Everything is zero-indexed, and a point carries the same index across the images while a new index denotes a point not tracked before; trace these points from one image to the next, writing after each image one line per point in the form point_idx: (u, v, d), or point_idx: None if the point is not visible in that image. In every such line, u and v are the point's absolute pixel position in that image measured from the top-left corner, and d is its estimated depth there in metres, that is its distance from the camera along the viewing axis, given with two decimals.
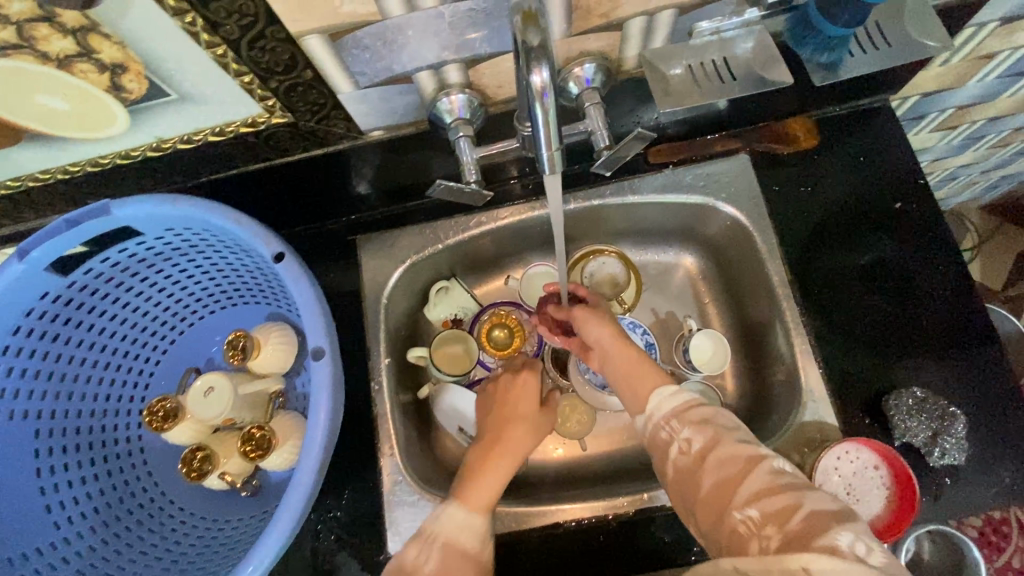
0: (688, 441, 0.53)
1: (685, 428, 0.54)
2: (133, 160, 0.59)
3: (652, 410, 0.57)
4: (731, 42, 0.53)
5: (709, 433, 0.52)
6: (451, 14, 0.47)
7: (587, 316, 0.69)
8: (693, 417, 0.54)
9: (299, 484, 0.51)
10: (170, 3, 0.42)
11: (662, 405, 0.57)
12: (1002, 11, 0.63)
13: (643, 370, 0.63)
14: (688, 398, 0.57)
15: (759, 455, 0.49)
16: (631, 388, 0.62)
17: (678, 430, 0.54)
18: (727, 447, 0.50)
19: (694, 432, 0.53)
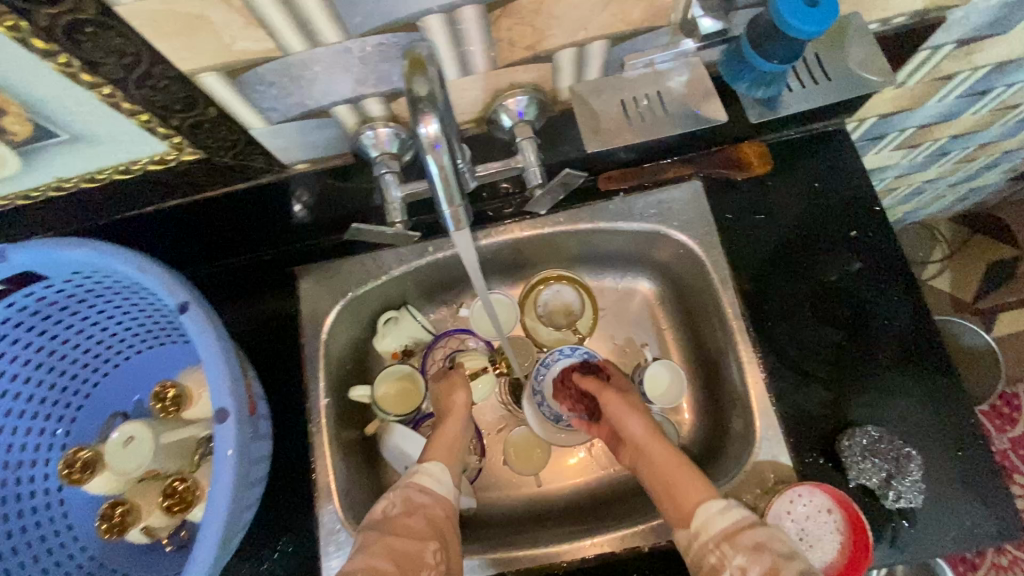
0: (742, 569, 0.51)
1: (738, 553, 0.52)
2: (34, 199, 0.55)
3: (697, 531, 0.56)
4: (666, 75, 0.51)
5: (768, 563, 0.50)
6: (359, 49, 0.44)
7: (621, 409, 0.69)
8: (749, 541, 0.52)
9: (198, 559, 0.47)
10: (37, 44, 0.38)
11: (710, 524, 0.55)
12: (957, 34, 0.60)
13: (680, 468, 0.62)
14: (743, 514, 0.55)
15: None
16: (674, 491, 0.60)
17: (730, 557, 0.52)
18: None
19: (747, 560, 0.51)
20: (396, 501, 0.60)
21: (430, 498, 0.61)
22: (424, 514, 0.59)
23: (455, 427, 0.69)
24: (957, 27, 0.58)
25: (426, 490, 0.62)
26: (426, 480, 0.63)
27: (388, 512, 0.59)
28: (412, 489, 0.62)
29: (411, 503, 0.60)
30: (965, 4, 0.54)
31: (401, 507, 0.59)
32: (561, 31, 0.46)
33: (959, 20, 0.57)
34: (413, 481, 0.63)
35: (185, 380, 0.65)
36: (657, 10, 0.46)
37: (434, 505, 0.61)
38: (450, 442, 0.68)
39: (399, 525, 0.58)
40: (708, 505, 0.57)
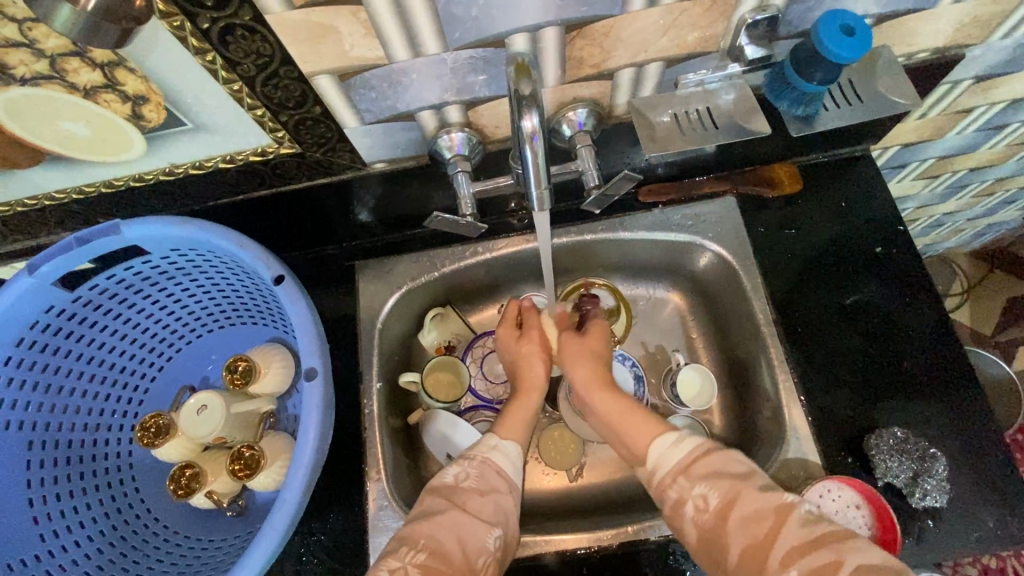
0: (704, 497, 0.52)
1: (698, 485, 0.53)
2: (146, 183, 0.61)
3: (653, 468, 0.57)
4: (715, 93, 0.58)
5: (727, 488, 0.52)
6: (452, 60, 0.51)
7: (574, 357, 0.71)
8: (704, 469, 0.54)
9: (284, 503, 0.53)
10: (192, 43, 0.45)
11: (665, 459, 0.56)
12: (974, 71, 0.66)
13: (632, 412, 0.64)
14: (694, 444, 0.57)
15: (785, 505, 0.50)
16: (626, 433, 0.62)
17: (690, 488, 0.53)
18: (749, 502, 0.50)
19: (707, 488, 0.52)
20: (471, 473, 0.61)
21: (505, 485, 0.61)
22: (495, 500, 0.59)
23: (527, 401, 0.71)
24: (974, 64, 0.64)
25: (502, 473, 0.62)
26: (501, 460, 0.63)
27: (461, 482, 0.59)
28: (489, 469, 0.61)
29: (485, 481, 0.60)
30: (979, 44, 0.61)
31: (475, 483, 0.60)
32: (625, 52, 0.53)
33: (976, 57, 0.63)
34: (490, 460, 0.62)
35: (255, 356, 0.71)
36: (708, 37, 0.53)
37: (506, 492, 0.60)
38: (526, 416, 0.69)
39: (471, 504, 0.57)
40: (660, 441, 0.59)
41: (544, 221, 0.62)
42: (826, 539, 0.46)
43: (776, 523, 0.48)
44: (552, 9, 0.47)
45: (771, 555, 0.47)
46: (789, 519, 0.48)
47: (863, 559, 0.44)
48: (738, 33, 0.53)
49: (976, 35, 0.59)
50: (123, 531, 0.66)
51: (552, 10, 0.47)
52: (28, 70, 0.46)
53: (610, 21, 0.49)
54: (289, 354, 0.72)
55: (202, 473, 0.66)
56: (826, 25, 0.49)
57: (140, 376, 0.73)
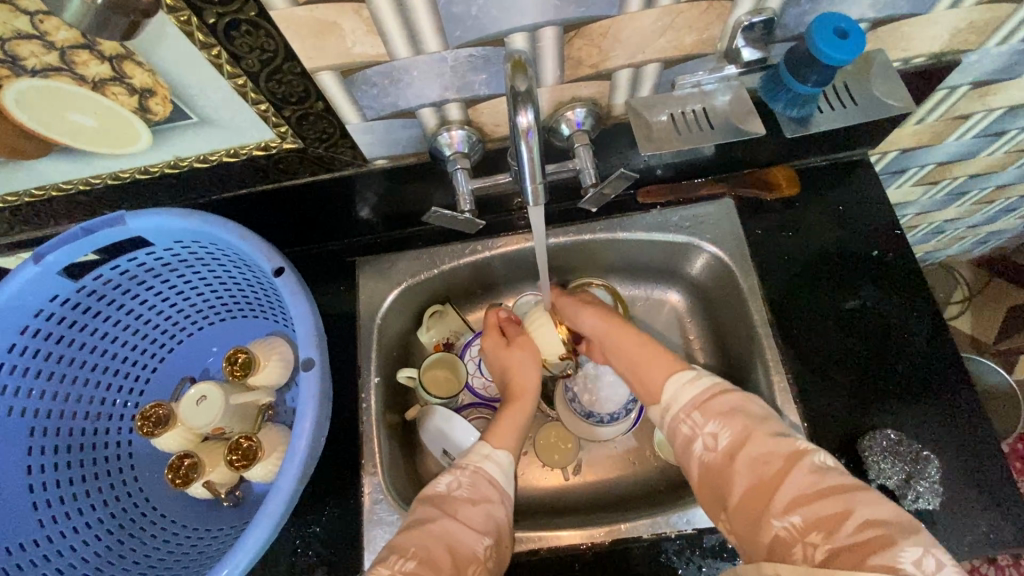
0: (713, 434, 0.58)
1: (709, 424, 0.58)
2: (151, 175, 0.62)
3: (668, 403, 0.64)
4: (711, 95, 0.59)
5: (738, 427, 0.56)
6: (452, 59, 0.52)
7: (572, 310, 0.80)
8: (719, 410, 0.58)
9: (279, 492, 0.54)
10: (199, 37, 0.46)
11: (678, 396, 0.63)
12: (971, 77, 0.67)
13: (655, 358, 0.69)
14: (709, 384, 0.62)
15: (798, 452, 0.53)
16: (648, 376, 0.69)
17: (701, 425, 0.59)
18: (759, 444, 0.54)
19: (719, 427, 0.57)
20: (463, 483, 0.64)
21: (498, 494, 0.64)
22: (486, 508, 0.62)
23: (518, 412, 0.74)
24: (971, 70, 0.65)
25: (494, 484, 0.65)
26: (493, 471, 0.66)
27: (453, 491, 0.63)
28: (480, 477, 0.65)
29: (477, 490, 0.64)
30: (975, 50, 0.61)
31: (467, 492, 0.63)
32: (623, 53, 0.54)
33: (973, 63, 0.64)
34: (482, 469, 0.66)
35: (255, 349, 0.72)
36: (705, 40, 0.54)
37: (498, 503, 0.64)
38: (515, 422, 0.73)
39: (462, 512, 0.61)
40: (676, 380, 0.65)
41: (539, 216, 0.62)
42: (835, 489, 0.49)
43: (785, 466, 0.52)
44: (550, 9, 0.48)
45: (774, 498, 0.51)
46: (801, 463, 0.51)
47: (872, 513, 0.47)
48: (735, 35, 0.54)
49: (971, 41, 0.59)
50: (120, 519, 0.67)
51: (551, 10, 0.48)
52: (39, 61, 0.47)
53: (608, 22, 0.50)
54: (288, 347, 0.73)
55: (200, 463, 0.66)
56: (821, 26, 0.50)
57: (142, 366, 0.74)
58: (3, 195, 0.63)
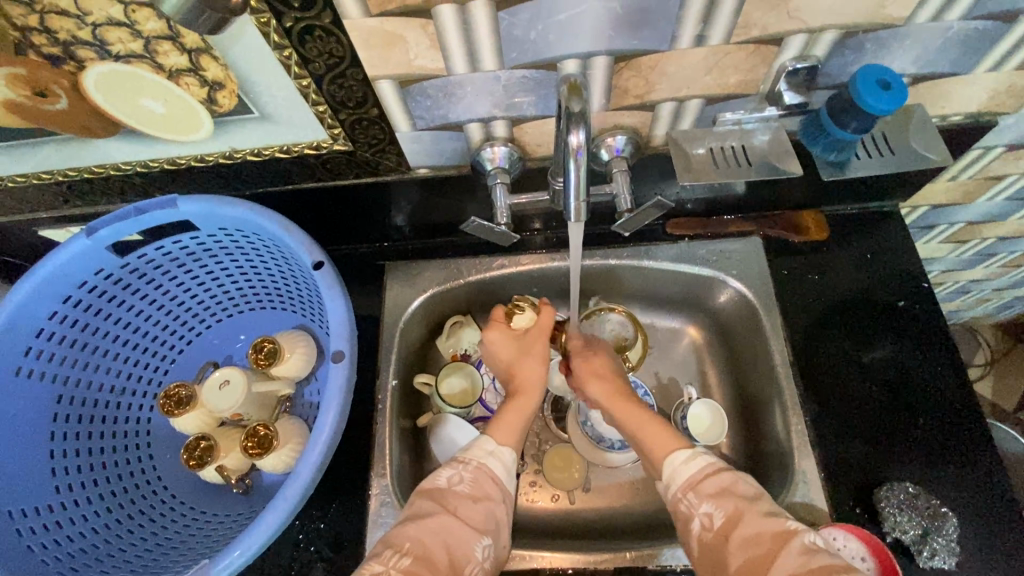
0: (709, 516, 0.52)
1: (704, 502, 0.53)
2: (205, 164, 0.65)
3: (665, 479, 0.58)
4: (751, 133, 0.61)
5: (730, 506, 0.52)
6: (506, 78, 0.54)
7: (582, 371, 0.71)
8: (714, 488, 0.54)
9: (298, 478, 0.55)
10: (274, 38, 0.48)
11: (676, 474, 0.57)
12: (1006, 139, 0.68)
13: (653, 429, 0.62)
14: (708, 460, 0.57)
15: (788, 532, 0.49)
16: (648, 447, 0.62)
17: (697, 505, 0.54)
18: (751, 524, 0.50)
19: (713, 506, 0.53)
20: (466, 478, 0.60)
21: (500, 493, 0.60)
22: (488, 507, 0.58)
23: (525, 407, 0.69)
24: (1007, 132, 0.66)
25: (497, 481, 0.61)
26: (498, 469, 0.62)
27: (453, 485, 0.59)
28: (484, 475, 0.60)
29: (480, 487, 0.59)
30: (1014, 113, 0.62)
31: (469, 488, 0.59)
32: (668, 87, 0.56)
33: (1010, 125, 0.65)
34: (485, 466, 0.61)
35: (281, 340, 0.73)
36: (749, 80, 0.56)
37: (500, 502, 0.60)
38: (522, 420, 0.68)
39: (461, 509, 0.57)
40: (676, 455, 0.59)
41: (577, 233, 0.61)
42: (828, 568, 0.45)
43: (774, 548, 0.48)
44: (605, 40, 0.50)
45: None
46: (790, 544, 0.47)
47: None
48: (778, 79, 0.55)
49: (1010, 104, 0.61)
50: (130, 494, 0.67)
51: (605, 40, 0.50)
52: (124, 48, 0.50)
53: (657, 55, 0.53)
54: (312, 341, 0.75)
55: (214, 447, 0.67)
56: (863, 77, 0.52)
57: (168, 347, 0.76)
58: (64, 170, 0.66)
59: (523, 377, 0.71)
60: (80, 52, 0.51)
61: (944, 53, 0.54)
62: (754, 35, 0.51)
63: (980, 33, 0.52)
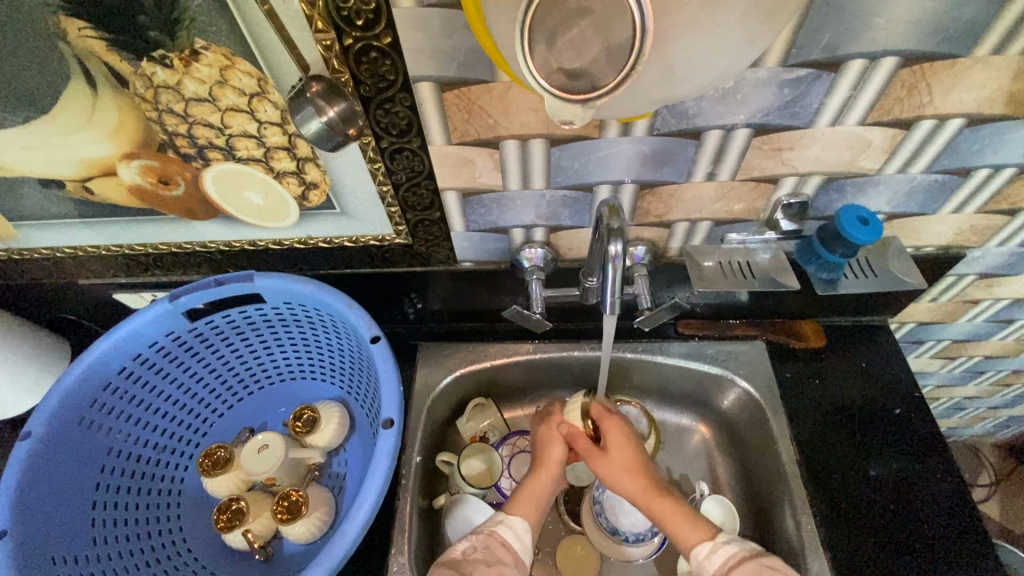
0: None
1: None
2: (280, 246, 0.75)
3: (695, 569, 0.63)
4: (755, 251, 0.71)
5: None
6: (549, 196, 0.66)
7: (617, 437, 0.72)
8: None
9: (343, 537, 0.58)
10: (370, 155, 0.60)
11: (703, 566, 0.62)
12: (976, 268, 0.78)
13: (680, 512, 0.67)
14: (732, 551, 0.61)
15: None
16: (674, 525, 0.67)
17: None
18: None
19: None
20: (478, 546, 0.63)
21: (511, 558, 0.63)
22: (500, 571, 0.61)
23: (541, 482, 0.71)
24: (975, 262, 0.77)
25: (508, 547, 0.64)
26: (509, 535, 0.65)
27: (468, 554, 0.62)
28: (495, 541, 0.64)
29: (491, 553, 0.63)
30: (978, 247, 0.73)
31: (482, 555, 0.62)
32: (684, 210, 0.67)
33: (977, 257, 0.76)
34: (495, 533, 0.65)
35: (321, 410, 0.78)
36: (752, 209, 0.67)
37: (512, 567, 0.62)
38: (538, 493, 0.71)
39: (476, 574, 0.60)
40: (701, 545, 0.63)
41: (608, 327, 0.69)
42: None
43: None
44: (635, 172, 0.62)
45: None
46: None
47: None
48: (776, 209, 0.67)
49: (975, 239, 0.72)
50: (157, 554, 0.69)
51: (635, 172, 0.62)
52: (247, 153, 0.62)
53: (675, 185, 0.64)
54: (348, 414, 0.79)
55: (245, 510, 0.70)
56: (845, 214, 0.63)
57: (211, 410, 0.81)
58: (157, 244, 0.76)
59: (549, 454, 0.73)
60: (211, 154, 0.62)
61: (912, 196, 0.65)
62: (756, 175, 0.63)
63: (941, 183, 0.64)
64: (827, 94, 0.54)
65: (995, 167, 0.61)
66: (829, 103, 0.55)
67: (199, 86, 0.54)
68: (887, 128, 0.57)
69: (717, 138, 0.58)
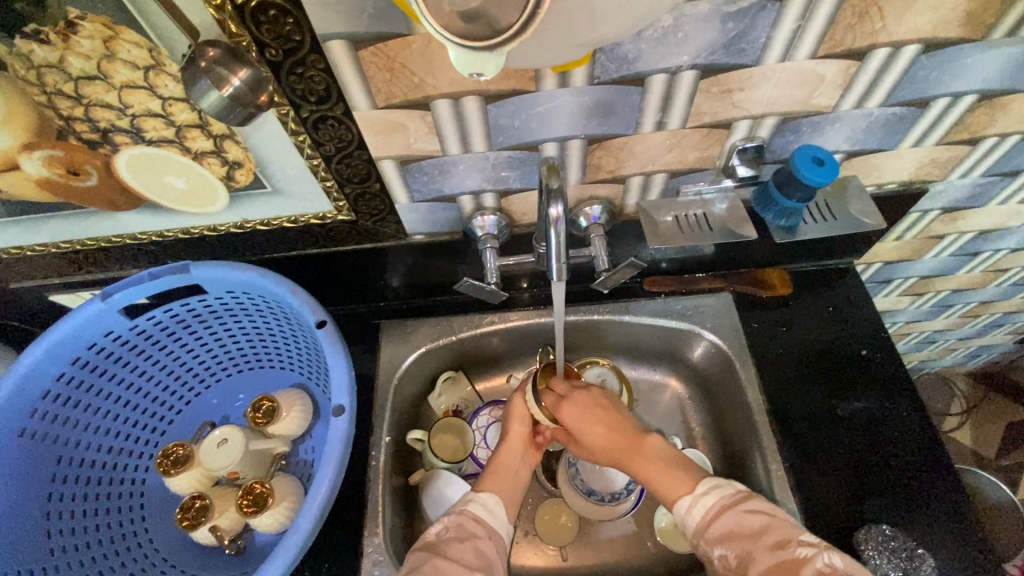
0: (724, 556, 0.57)
1: (716, 544, 0.58)
2: (216, 233, 0.71)
3: (681, 524, 0.64)
4: (711, 202, 0.69)
5: (742, 547, 0.56)
6: (494, 158, 0.62)
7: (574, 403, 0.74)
8: (723, 528, 0.59)
9: (298, 529, 0.57)
10: (291, 126, 0.55)
11: (687, 518, 0.63)
12: (940, 203, 0.77)
13: (659, 469, 0.68)
14: (712, 500, 0.62)
15: (801, 560, 0.52)
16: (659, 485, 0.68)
17: (711, 548, 0.59)
18: (762, 560, 0.53)
19: (725, 548, 0.57)
20: (450, 523, 0.63)
21: (483, 530, 0.63)
22: (475, 545, 0.61)
23: (510, 458, 0.74)
24: (939, 197, 0.75)
25: (479, 521, 0.64)
26: (480, 511, 0.65)
27: (441, 534, 0.61)
28: (465, 518, 0.64)
29: (464, 529, 0.62)
30: (941, 181, 0.71)
31: (454, 532, 0.62)
32: (637, 163, 0.64)
33: (940, 191, 0.74)
34: (466, 510, 0.65)
35: (280, 399, 0.75)
36: (707, 157, 0.64)
37: (485, 538, 0.62)
38: (508, 471, 0.72)
39: (450, 551, 0.59)
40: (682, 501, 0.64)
41: (561, 291, 0.67)
42: None
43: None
44: (580, 126, 0.58)
45: None
46: (803, 570, 0.51)
47: None
48: (731, 155, 0.64)
49: (937, 173, 0.70)
50: (122, 558, 0.68)
51: (580, 126, 0.58)
52: (157, 134, 0.57)
53: (625, 137, 0.61)
54: (310, 400, 0.77)
55: (210, 507, 0.68)
56: (801, 156, 0.60)
57: (167, 408, 0.78)
58: (83, 240, 0.71)
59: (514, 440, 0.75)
60: (117, 138, 0.57)
61: (870, 133, 0.63)
62: (707, 121, 0.59)
63: (899, 117, 0.61)
64: (773, 27, 0.50)
65: (954, 95, 0.58)
66: (777, 37, 0.51)
67: (85, 62, 0.49)
68: (839, 61, 0.54)
69: (663, 83, 0.55)
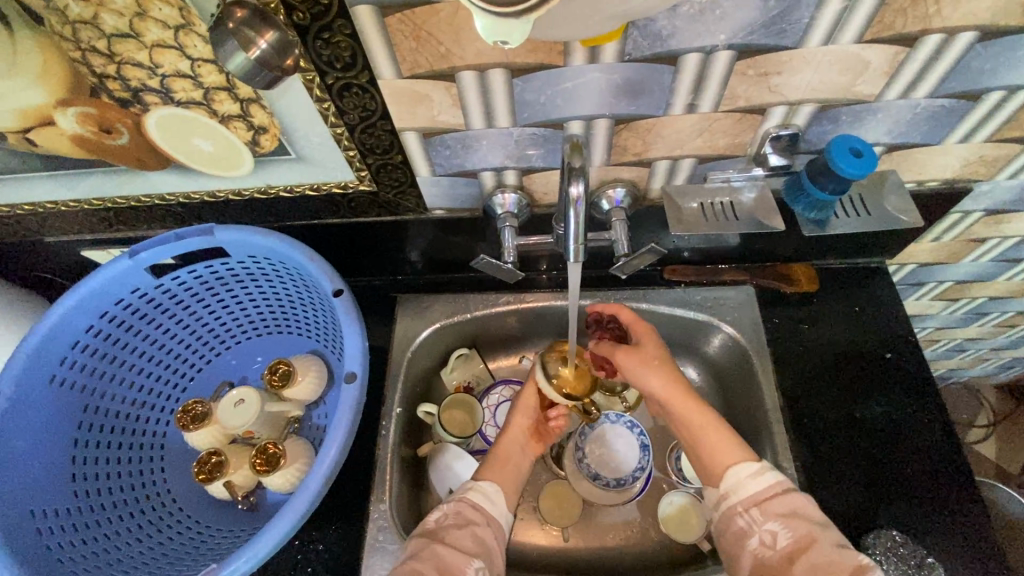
0: (773, 533, 0.57)
1: (768, 521, 0.58)
2: (241, 197, 0.72)
3: (727, 494, 0.63)
4: (739, 191, 0.66)
5: (802, 530, 0.56)
6: (518, 134, 0.61)
7: (636, 368, 0.74)
8: (779, 506, 0.59)
9: (306, 489, 0.59)
10: (317, 93, 0.55)
11: (741, 487, 0.62)
12: (984, 205, 0.73)
13: (717, 437, 0.68)
14: (772, 481, 0.62)
15: (861, 566, 0.52)
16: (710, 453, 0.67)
17: (760, 523, 0.58)
18: (820, 552, 0.53)
19: (780, 526, 0.57)
20: (449, 510, 0.65)
21: (481, 517, 0.65)
22: (473, 531, 0.63)
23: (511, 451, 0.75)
24: (983, 198, 0.71)
25: (477, 508, 0.66)
26: (477, 498, 0.67)
27: (441, 522, 0.63)
28: (464, 505, 0.66)
29: (462, 516, 0.64)
30: (987, 181, 0.68)
31: (454, 519, 0.64)
32: (663, 147, 0.62)
33: (985, 192, 0.70)
34: (465, 497, 0.67)
35: (296, 364, 0.77)
36: (737, 143, 0.62)
37: (483, 525, 0.64)
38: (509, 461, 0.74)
39: (450, 537, 0.61)
40: (740, 469, 0.64)
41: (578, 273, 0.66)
42: None
43: None
44: (607, 105, 0.57)
45: None
46: None
47: None
48: (764, 143, 0.62)
49: (984, 172, 0.66)
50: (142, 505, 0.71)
51: (607, 105, 0.57)
52: (186, 95, 0.57)
53: (653, 119, 0.59)
54: (325, 366, 0.78)
55: (225, 463, 0.70)
56: (837, 147, 0.58)
57: (188, 365, 0.81)
58: (113, 198, 0.72)
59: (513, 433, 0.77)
60: (148, 98, 0.58)
61: (914, 126, 0.60)
62: (740, 105, 0.57)
63: (947, 110, 0.58)
64: (817, 7, 0.48)
65: (1009, 89, 0.55)
66: (820, 18, 0.49)
67: (118, 20, 0.50)
68: (886, 47, 0.51)
69: (696, 63, 0.53)
